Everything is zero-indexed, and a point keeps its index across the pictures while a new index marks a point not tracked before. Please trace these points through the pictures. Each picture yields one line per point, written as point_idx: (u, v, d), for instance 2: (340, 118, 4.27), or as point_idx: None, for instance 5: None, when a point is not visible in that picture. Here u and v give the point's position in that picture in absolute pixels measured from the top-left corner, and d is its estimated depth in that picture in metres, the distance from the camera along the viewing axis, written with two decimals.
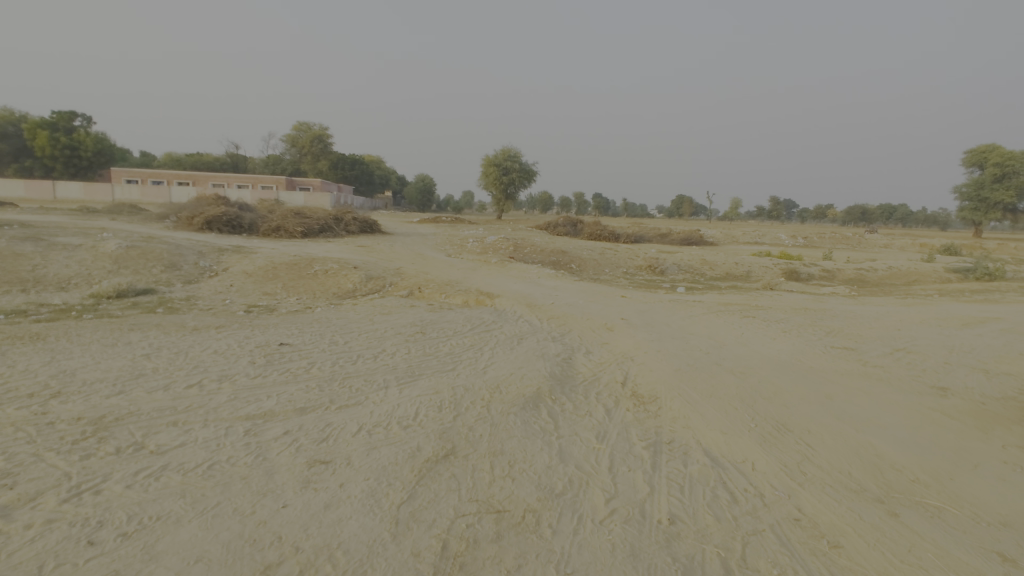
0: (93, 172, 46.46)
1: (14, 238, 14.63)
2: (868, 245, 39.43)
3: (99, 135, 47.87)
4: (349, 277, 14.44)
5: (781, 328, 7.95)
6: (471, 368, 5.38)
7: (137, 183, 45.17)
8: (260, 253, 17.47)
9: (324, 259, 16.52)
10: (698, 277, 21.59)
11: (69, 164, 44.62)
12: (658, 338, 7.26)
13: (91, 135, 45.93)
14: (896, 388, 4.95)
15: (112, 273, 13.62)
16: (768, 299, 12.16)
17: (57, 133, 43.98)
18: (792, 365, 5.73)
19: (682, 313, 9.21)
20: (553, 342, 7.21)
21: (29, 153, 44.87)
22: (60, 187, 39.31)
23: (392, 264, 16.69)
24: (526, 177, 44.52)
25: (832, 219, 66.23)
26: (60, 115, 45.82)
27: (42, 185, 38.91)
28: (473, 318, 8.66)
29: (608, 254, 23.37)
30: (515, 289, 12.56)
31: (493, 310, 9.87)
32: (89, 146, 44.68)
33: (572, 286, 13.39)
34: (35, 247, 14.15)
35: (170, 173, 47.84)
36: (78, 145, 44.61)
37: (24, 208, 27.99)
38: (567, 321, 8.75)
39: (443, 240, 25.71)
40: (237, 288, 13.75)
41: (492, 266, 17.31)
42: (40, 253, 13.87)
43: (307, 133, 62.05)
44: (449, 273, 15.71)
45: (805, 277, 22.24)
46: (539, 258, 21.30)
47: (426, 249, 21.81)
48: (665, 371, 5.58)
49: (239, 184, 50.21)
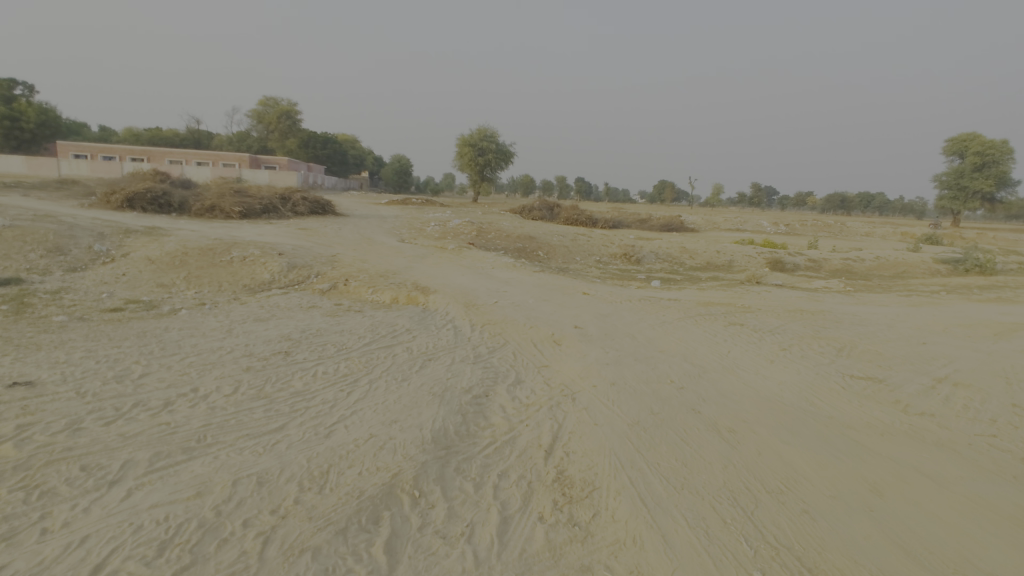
0: (39, 145, 43.10)
1: None
2: (849, 234, 38.31)
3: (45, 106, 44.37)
4: (268, 266, 12.35)
5: (777, 341, 6.12)
6: (308, 429, 3.38)
7: (86, 158, 41.92)
8: (176, 238, 15.21)
9: (247, 245, 14.40)
10: (677, 267, 19.80)
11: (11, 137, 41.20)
12: (616, 359, 5.34)
13: (35, 105, 42.41)
14: (975, 467, 3.14)
15: None
16: (756, 296, 10.37)
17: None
18: (806, 415, 3.86)
19: (654, 318, 7.33)
20: (471, 365, 5.25)
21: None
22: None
23: (328, 251, 14.58)
24: (503, 159, 42.25)
25: (811, 207, 65.35)
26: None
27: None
28: (382, 325, 6.69)
29: (580, 241, 21.50)
30: (459, 282, 10.58)
31: (419, 312, 7.89)
32: (33, 118, 41.23)
33: (529, 277, 11.47)
34: None
35: (123, 148, 44.50)
36: (22, 116, 41.10)
37: None
38: (504, 330, 6.81)
39: (402, 224, 23.55)
40: (128, 280, 11.63)
41: (445, 254, 15.30)
42: None
43: (275, 108, 58.80)
44: (392, 262, 13.69)
45: (789, 267, 20.68)
46: (504, 244, 19.33)
47: (378, 233, 19.65)
48: (617, 425, 3.68)
49: (198, 161, 47.12)
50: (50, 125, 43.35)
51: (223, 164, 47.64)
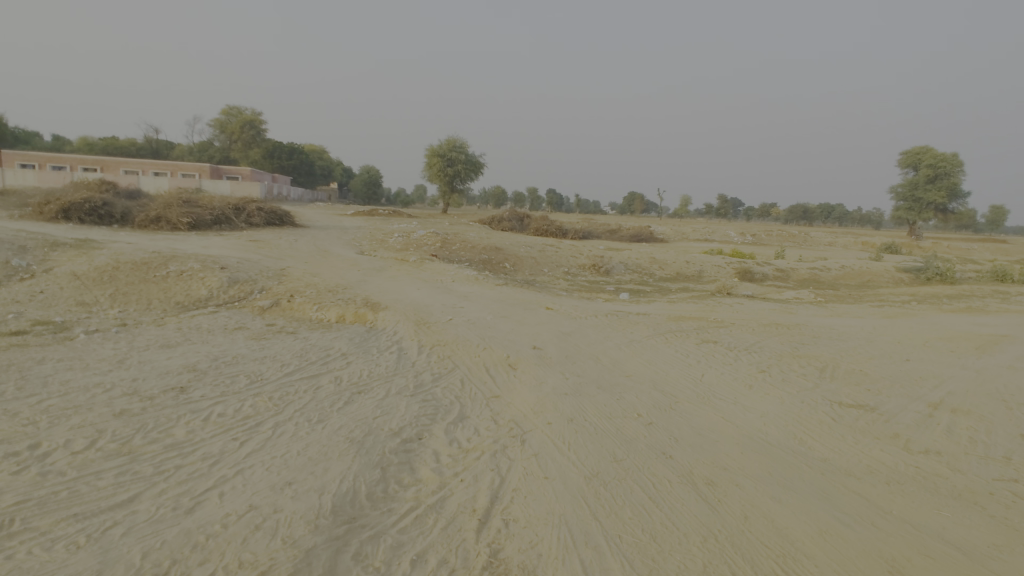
0: None
1: None
2: (813, 244, 38.93)
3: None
4: (206, 281, 11.35)
5: (754, 361, 5.56)
6: (166, 500, 2.58)
7: (35, 169, 39.67)
8: (110, 251, 14.03)
9: (187, 258, 13.34)
10: (646, 278, 19.42)
11: None
12: (576, 386, 4.67)
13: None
14: (1002, 528, 2.57)
15: None
16: (728, 308, 9.90)
17: None
18: (795, 458, 3.26)
19: (621, 336, 6.72)
20: (408, 396, 4.49)
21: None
22: None
23: (278, 265, 13.62)
24: (472, 170, 41.67)
25: (775, 217, 66.74)
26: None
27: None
28: (314, 348, 5.88)
29: (548, 252, 20.96)
30: (413, 298, 9.82)
31: (363, 332, 7.10)
32: None
33: (491, 291, 10.78)
34: None
35: (74, 157, 42.21)
36: None
37: None
38: (454, 352, 6.09)
39: (365, 235, 22.62)
40: (46, 299, 10.50)
41: (405, 267, 14.50)
42: None
43: (237, 118, 57.15)
44: (345, 275, 12.83)
45: (758, 277, 20.54)
46: (469, 256, 18.62)
47: (336, 245, 18.72)
48: (571, 480, 2.99)
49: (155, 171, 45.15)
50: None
51: (183, 175, 45.72)
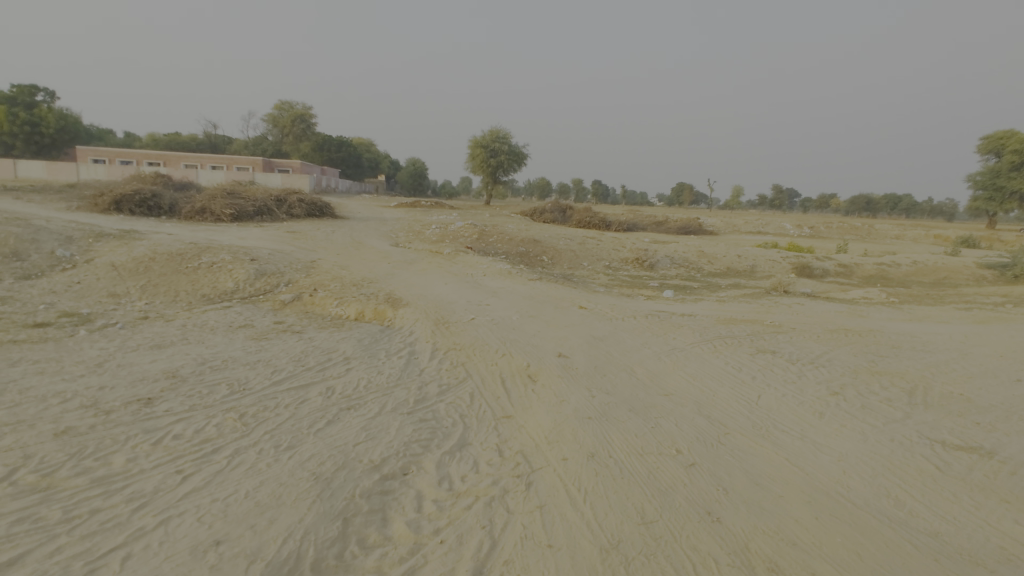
0: (58, 150, 43.16)
1: None
2: (879, 237, 36.06)
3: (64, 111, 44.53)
4: (234, 273, 11.18)
5: (822, 378, 4.65)
6: (53, 568, 2.02)
7: (103, 162, 41.76)
8: (149, 242, 14.17)
9: (221, 249, 13.28)
10: (694, 273, 18.21)
11: (32, 142, 41.22)
12: (603, 407, 3.93)
13: (55, 111, 42.49)
14: None
15: None
16: (786, 309, 8.83)
17: (18, 108, 40.46)
18: (892, 532, 2.44)
19: (661, 343, 5.89)
20: (404, 414, 3.86)
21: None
22: (22, 166, 36.19)
23: (309, 257, 13.39)
24: (515, 160, 40.85)
25: (836, 208, 62.74)
26: (19, 88, 42.05)
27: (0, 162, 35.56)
28: (315, 351, 5.33)
29: (589, 245, 20.05)
30: (439, 293, 9.25)
31: (376, 331, 6.53)
32: (52, 122, 41.15)
33: (523, 287, 10.09)
34: None
35: (138, 152, 44.17)
36: (40, 121, 41.04)
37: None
38: (469, 358, 5.43)
39: (403, 227, 22.36)
40: (80, 289, 10.57)
41: (437, 260, 14.00)
42: None
43: (288, 112, 58.83)
44: (375, 268, 12.44)
45: (818, 273, 18.93)
46: (506, 248, 17.99)
47: (372, 237, 18.46)
48: (584, 552, 2.29)
49: (212, 164, 46.69)
50: (68, 130, 43.36)
51: (237, 168, 47.11)
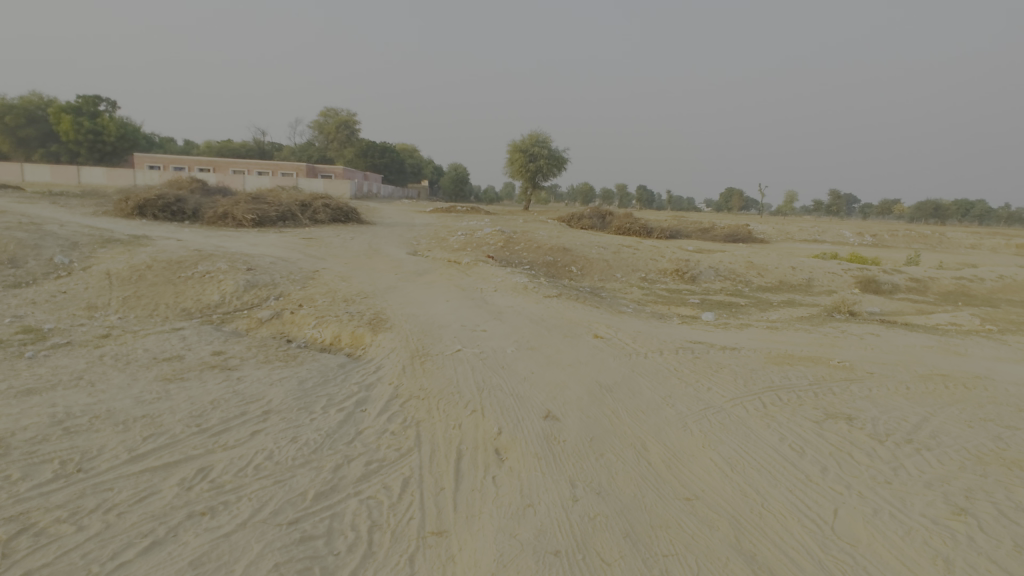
0: (118, 158, 44.76)
1: None
2: (954, 246, 32.64)
3: (124, 120, 46.25)
4: (224, 283, 10.34)
5: (932, 476, 3.09)
6: None
7: (158, 169, 42.98)
8: (154, 249, 13.66)
9: (222, 257, 12.55)
10: (740, 287, 16.33)
11: (94, 150, 42.84)
12: (586, 531, 2.56)
13: (116, 120, 44.11)
14: None
15: None
16: (855, 341, 7.13)
17: (83, 118, 42.09)
18: None
19: (689, 397, 4.40)
20: (279, 527, 2.58)
21: (53, 138, 43.08)
22: (86, 173, 37.51)
23: (312, 267, 12.49)
24: (555, 165, 39.38)
25: (899, 215, 58.21)
26: (85, 99, 44.00)
27: (62, 169, 37.13)
28: (229, 400, 4.14)
29: (624, 254, 18.47)
30: (433, 313, 8.03)
31: (332, 367, 5.31)
32: (113, 131, 42.61)
33: (534, 306, 8.74)
34: None
35: (192, 159, 45.22)
36: (103, 130, 42.59)
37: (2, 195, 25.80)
38: (429, 413, 4.13)
39: (428, 233, 21.39)
40: (63, 300, 9.98)
41: (451, 270, 12.86)
42: None
43: (333, 120, 60.16)
44: (378, 280, 11.37)
45: (885, 288, 16.66)
46: (532, 257, 16.67)
47: (391, 244, 17.49)
48: None
49: (259, 170, 47.36)
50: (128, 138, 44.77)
51: (282, 173, 47.66)
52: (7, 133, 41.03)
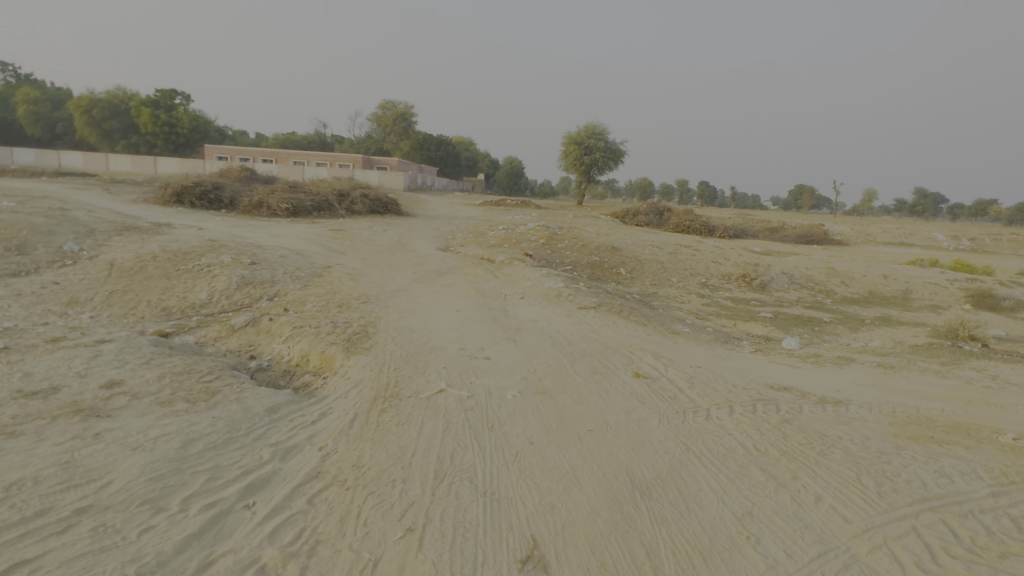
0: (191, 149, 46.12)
1: None
2: None
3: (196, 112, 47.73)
4: (217, 278, 9.19)
5: None
6: None
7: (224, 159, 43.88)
8: (169, 238, 12.88)
9: (231, 249, 11.53)
10: (821, 298, 13.86)
11: (170, 141, 44.15)
12: None
13: (189, 112, 45.40)
14: None
15: None
16: (1017, 396, 4.94)
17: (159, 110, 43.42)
18: None
19: (786, 521, 2.58)
20: None
21: (133, 129, 45.07)
22: (161, 163, 38.50)
23: (324, 262, 11.24)
24: (612, 158, 37.00)
25: (998, 217, 51.73)
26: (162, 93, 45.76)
27: (142, 159, 38.23)
28: (42, 481, 2.67)
29: (682, 255, 16.31)
30: (434, 326, 6.44)
31: (254, 412, 3.79)
32: (186, 124, 43.68)
33: (562, 322, 6.99)
34: None
35: (256, 150, 45.82)
36: (178, 122, 43.67)
37: (68, 182, 26.56)
38: (342, 527, 2.53)
39: (467, 226, 19.95)
40: (50, 292, 9.17)
41: (478, 269, 11.29)
42: None
43: (391, 112, 60.32)
44: (391, 279, 9.96)
45: (1007, 306, 13.68)
46: (575, 255, 14.85)
47: (422, 238, 16.13)
48: None
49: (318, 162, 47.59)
50: (199, 130, 45.57)
51: (339, 164, 47.56)
52: (93, 125, 43.24)
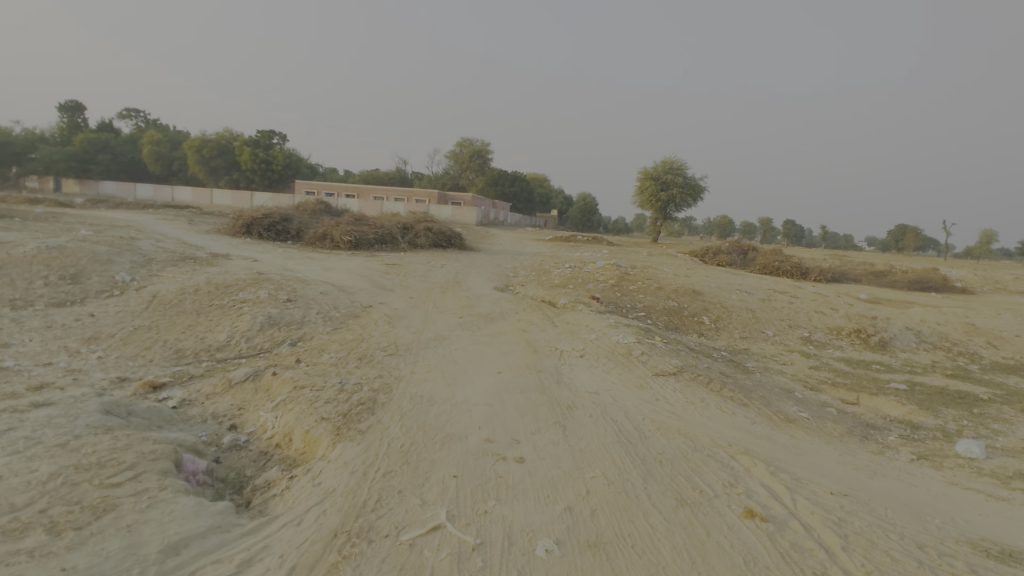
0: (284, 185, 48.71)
1: None
2: None
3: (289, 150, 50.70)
4: (243, 316, 8.32)
5: None
6: None
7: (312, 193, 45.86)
8: (219, 269, 12.51)
9: (273, 283, 10.83)
10: (963, 364, 11.09)
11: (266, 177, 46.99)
12: None
13: (285, 151, 48.28)
14: None
15: None
16: None
17: (259, 150, 46.48)
18: None
19: None
20: None
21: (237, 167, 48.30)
22: (258, 197, 40.72)
23: (365, 301, 10.23)
24: (691, 194, 34.73)
25: None
26: (263, 134, 49.08)
27: (242, 194, 40.64)
28: None
29: (777, 302, 13.99)
30: (462, 397, 4.98)
31: (138, 558, 2.45)
32: (281, 162, 46.38)
33: (630, 398, 5.30)
34: None
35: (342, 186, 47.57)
36: (274, 160, 46.49)
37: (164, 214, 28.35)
38: None
39: (531, 263, 18.64)
40: (81, 325, 8.72)
41: (533, 313, 9.83)
42: None
43: (467, 149, 61.58)
44: (432, 323, 8.71)
45: None
46: (649, 298, 13.01)
47: (481, 275, 14.94)
48: None
49: (397, 197, 48.67)
50: (292, 167, 48.25)
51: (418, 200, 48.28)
52: (203, 164, 46.83)
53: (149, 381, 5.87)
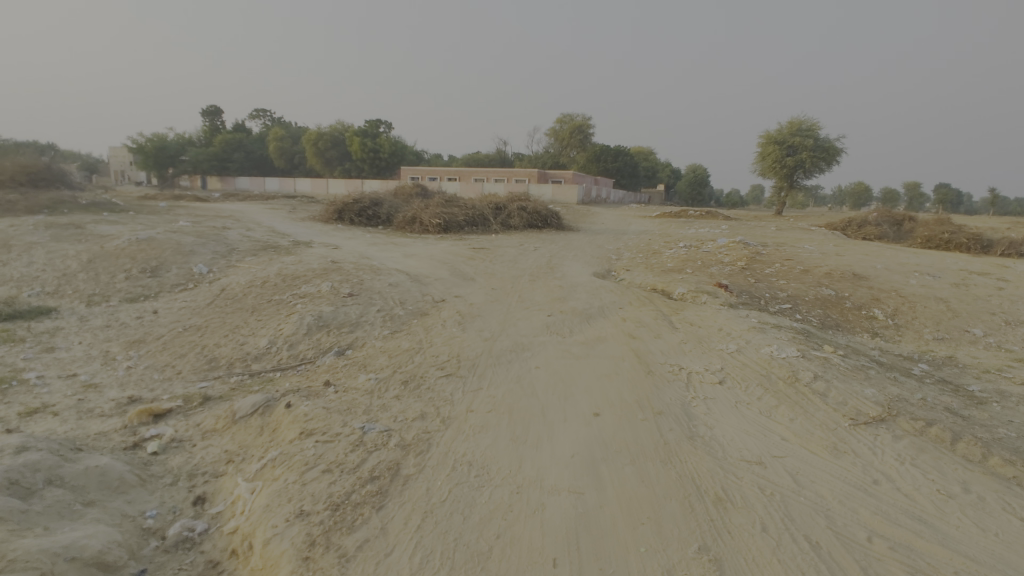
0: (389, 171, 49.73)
1: (45, 237, 11.99)
2: None
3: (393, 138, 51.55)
4: (292, 316, 7.03)
5: None
6: None
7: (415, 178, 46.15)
8: (296, 258, 11.62)
9: (341, 274, 9.60)
10: None
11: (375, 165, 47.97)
12: None
13: (389, 138, 49.08)
14: None
15: (53, 295, 9.51)
16: None
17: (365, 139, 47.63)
18: None
19: None
20: None
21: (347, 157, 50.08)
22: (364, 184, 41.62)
23: (437, 294, 8.63)
24: (824, 159, 29.44)
25: None
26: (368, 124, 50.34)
27: (351, 183, 41.82)
28: None
29: (979, 288, 10.37)
30: (531, 472, 3.03)
31: None
32: (386, 150, 47.18)
33: (829, 488, 3.01)
34: (33, 252, 11.07)
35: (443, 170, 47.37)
36: (380, 149, 47.48)
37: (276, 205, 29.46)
38: None
39: (637, 243, 16.11)
40: (140, 323, 8.01)
41: (642, 308, 7.59)
42: (26, 261, 10.67)
43: (568, 125, 58.90)
44: (511, 324, 6.86)
45: None
46: (796, 284, 10.10)
47: (578, 259, 12.83)
48: None
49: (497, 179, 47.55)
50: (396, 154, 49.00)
51: (516, 180, 46.72)
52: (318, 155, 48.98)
53: (149, 408, 4.61)
